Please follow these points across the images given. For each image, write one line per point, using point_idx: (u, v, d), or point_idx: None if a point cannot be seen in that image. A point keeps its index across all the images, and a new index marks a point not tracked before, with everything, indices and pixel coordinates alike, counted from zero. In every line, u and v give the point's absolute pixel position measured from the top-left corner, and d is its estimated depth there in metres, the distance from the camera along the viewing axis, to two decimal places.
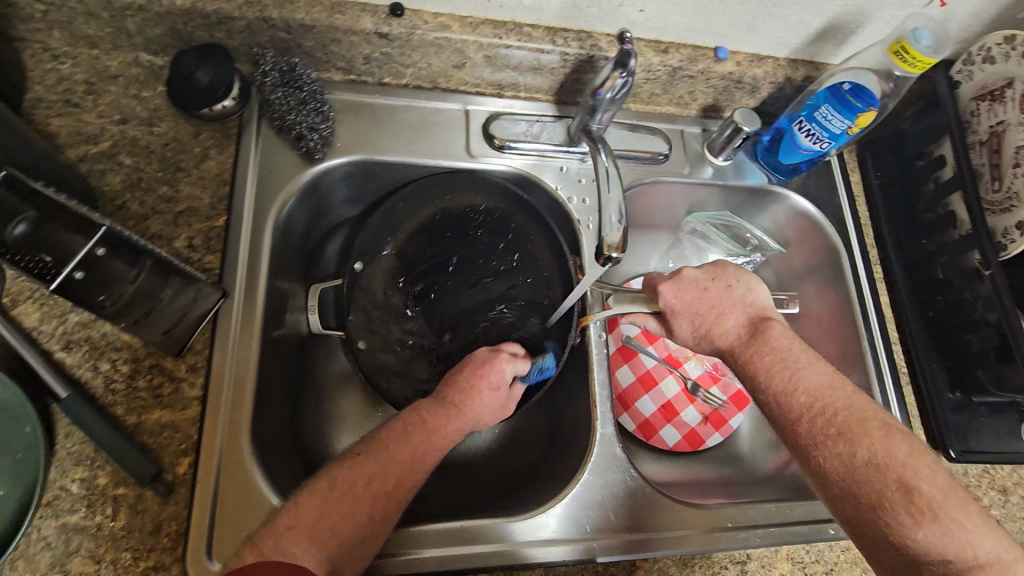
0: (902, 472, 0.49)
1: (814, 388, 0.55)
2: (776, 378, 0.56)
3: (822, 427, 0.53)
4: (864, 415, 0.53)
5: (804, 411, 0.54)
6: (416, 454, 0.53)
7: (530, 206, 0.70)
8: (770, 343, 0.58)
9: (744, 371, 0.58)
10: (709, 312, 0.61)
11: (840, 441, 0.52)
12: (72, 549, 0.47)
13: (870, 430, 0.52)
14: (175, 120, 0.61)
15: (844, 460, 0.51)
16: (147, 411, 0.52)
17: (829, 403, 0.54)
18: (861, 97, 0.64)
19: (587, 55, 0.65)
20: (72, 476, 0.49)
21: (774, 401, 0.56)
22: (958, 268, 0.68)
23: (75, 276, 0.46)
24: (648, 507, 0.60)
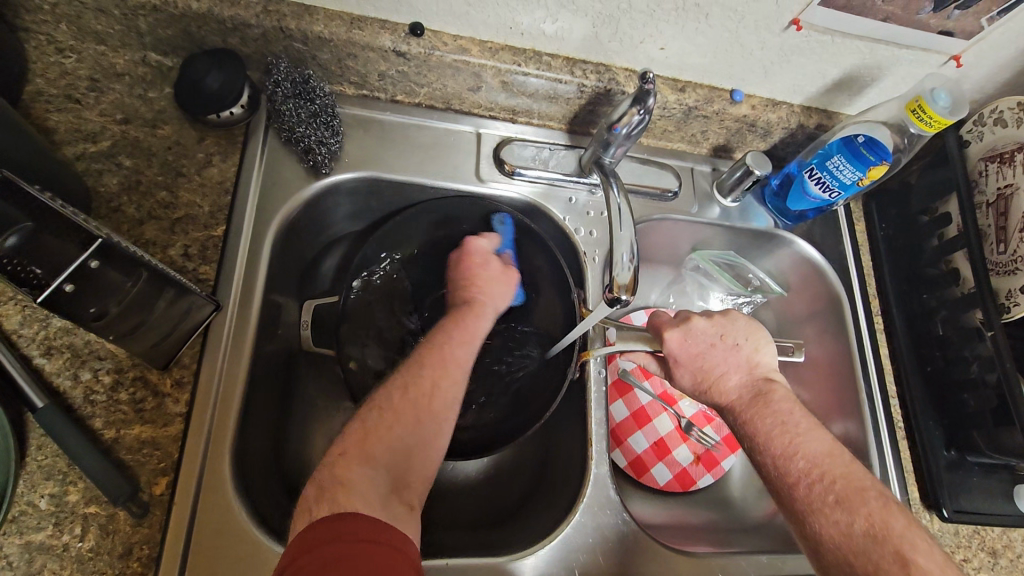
0: (898, 545, 0.48)
1: (813, 454, 0.54)
2: (776, 440, 0.55)
3: (820, 494, 0.52)
4: (862, 484, 0.52)
5: (802, 475, 0.53)
6: (444, 347, 0.57)
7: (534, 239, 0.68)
8: (772, 406, 0.58)
9: (744, 431, 0.58)
10: (713, 368, 0.61)
11: (838, 509, 0.51)
12: (35, 570, 0.45)
13: (868, 499, 0.51)
14: (180, 123, 0.59)
15: (839, 528, 0.50)
16: (126, 426, 0.49)
17: (828, 470, 0.53)
18: (873, 151, 0.64)
19: (603, 89, 0.65)
20: (41, 491, 0.46)
21: (770, 462, 0.55)
22: (959, 325, 0.68)
23: (66, 288, 0.43)
24: (636, 553, 0.59)
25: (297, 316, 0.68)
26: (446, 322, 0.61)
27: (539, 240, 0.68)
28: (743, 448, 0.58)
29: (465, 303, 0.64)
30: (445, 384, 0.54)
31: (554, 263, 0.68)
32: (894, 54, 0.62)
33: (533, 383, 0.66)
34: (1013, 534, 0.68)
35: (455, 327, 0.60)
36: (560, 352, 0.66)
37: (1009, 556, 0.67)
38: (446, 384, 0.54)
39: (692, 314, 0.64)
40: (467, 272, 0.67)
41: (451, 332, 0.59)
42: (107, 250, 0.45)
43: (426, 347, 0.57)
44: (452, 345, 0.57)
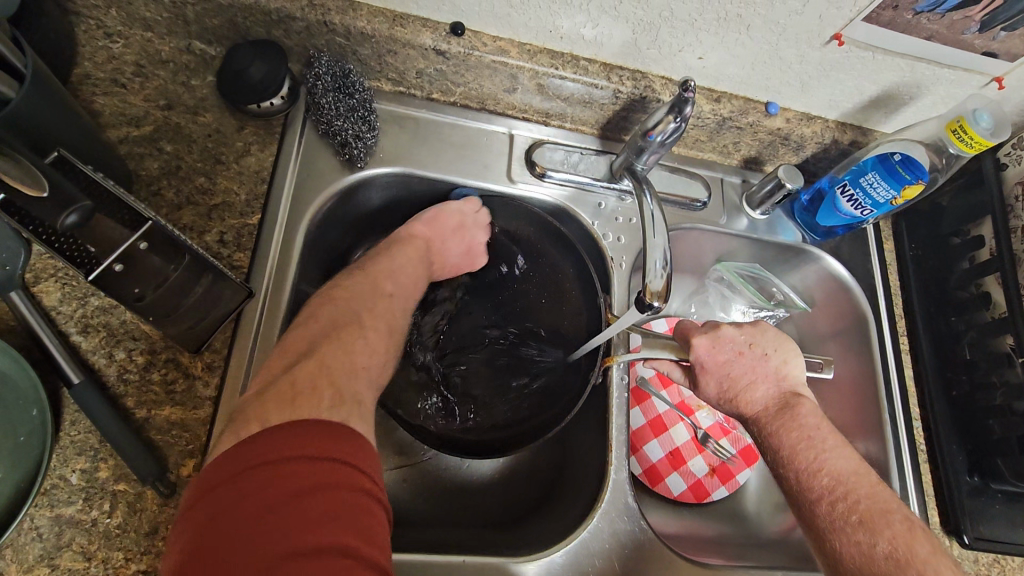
0: (921, 571, 0.47)
1: (839, 472, 0.54)
2: (802, 455, 0.55)
3: (842, 513, 0.52)
4: (887, 506, 0.52)
5: (826, 492, 0.53)
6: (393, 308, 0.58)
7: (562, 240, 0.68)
8: (799, 419, 0.57)
9: (767, 443, 0.58)
10: (740, 377, 0.61)
11: (860, 529, 0.50)
12: (64, 543, 0.45)
13: (893, 520, 0.50)
14: (221, 111, 0.60)
15: (861, 549, 0.49)
16: (157, 406, 0.50)
17: (853, 489, 0.53)
18: (909, 169, 0.63)
19: (639, 96, 0.65)
20: (73, 466, 0.47)
21: (794, 477, 0.55)
22: (987, 350, 0.68)
23: (115, 268, 0.44)
24: (651, 561, 0.59)
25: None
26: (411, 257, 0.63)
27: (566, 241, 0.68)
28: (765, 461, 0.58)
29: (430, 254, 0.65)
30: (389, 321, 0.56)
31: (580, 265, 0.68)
32: (935, 74, 0.62)
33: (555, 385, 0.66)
34: None
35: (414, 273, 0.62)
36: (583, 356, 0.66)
37: None
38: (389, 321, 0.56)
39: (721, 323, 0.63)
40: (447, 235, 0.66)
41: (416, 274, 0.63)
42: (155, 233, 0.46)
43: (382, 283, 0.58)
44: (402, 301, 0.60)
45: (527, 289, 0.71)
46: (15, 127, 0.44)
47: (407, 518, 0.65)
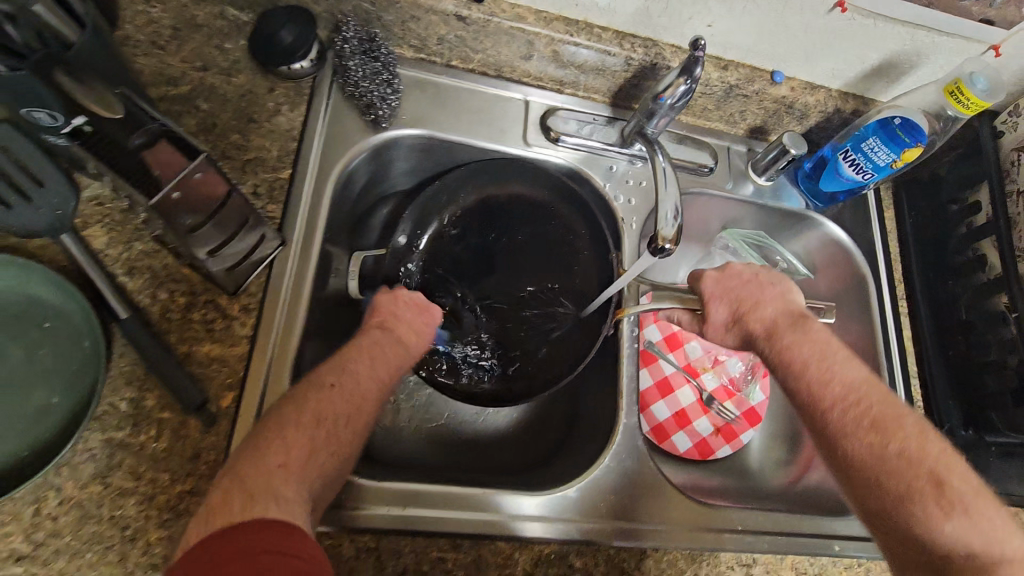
0: (933, 467, 0.51)
1: (850, 381, 0.56)
2: (814, 366, 0.57)
3: (855, 417, 0.54)
4: (896, 411, 0.54)
5: (838, 399, 0.55)
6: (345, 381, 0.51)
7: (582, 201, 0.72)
8: (810, 334, 0.59)
9: (779, 359, 0.59)
10: (749, 299, 0.63)
11: (872, 432, 0.53)
12: (115, 464, 0.49)
13: (903, 424, 0.53)
14: (253, 73, 0.63)
15: (872, 450, 0.52)
16: (197, 343, 0.53)
17: (864, 395, 0.55)
18: (909, 133, 0.65)
19: (649, 63, 0.68)
20: (121, 395, 0.51)
21: (807, 388, 0.57)
22: (982, 310, 0.71)
23: (173, 195, 0.46)
24: (661, 500, 0.62)
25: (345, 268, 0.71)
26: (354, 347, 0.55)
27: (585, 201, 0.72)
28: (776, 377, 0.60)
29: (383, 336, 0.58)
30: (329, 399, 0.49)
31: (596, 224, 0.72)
32: (934, 42, 0.65)
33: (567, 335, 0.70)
34: None
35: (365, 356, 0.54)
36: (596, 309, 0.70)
37: None
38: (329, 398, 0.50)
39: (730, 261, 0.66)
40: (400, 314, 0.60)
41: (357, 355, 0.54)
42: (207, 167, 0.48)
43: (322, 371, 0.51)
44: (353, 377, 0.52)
45: (542, 247, 0.74)
46: (93, 69, 0.45)
47: (432, 459, 0.69)
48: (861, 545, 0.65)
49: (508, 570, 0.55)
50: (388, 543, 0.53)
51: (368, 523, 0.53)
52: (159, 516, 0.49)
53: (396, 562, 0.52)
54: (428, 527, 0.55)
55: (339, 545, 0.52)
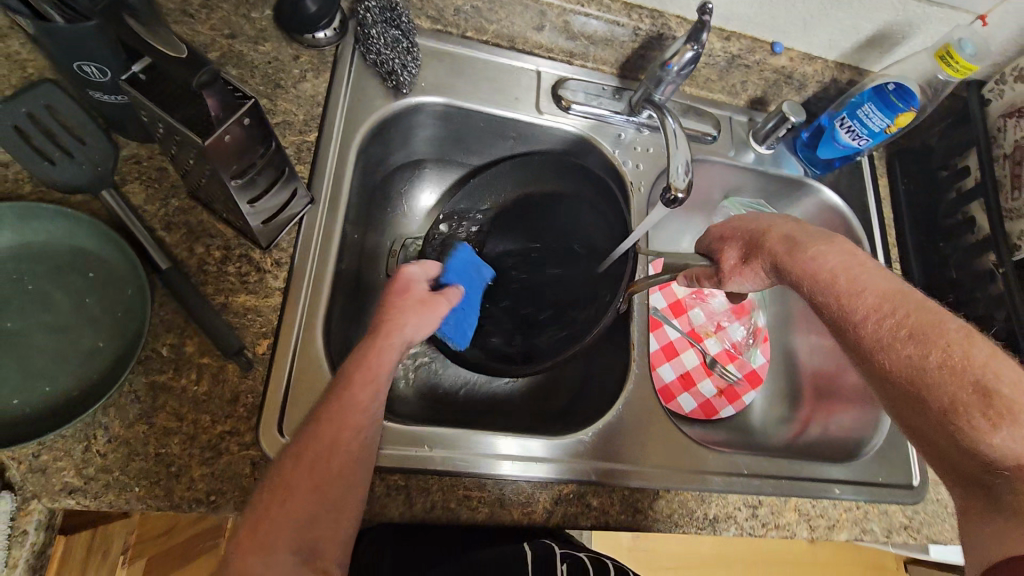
0: (981, 375, 0.44)
1: (881, 291, 0.51)
2: (836, 278, 0.53)
3: (889, 329, 0.49)
4: (938, 318, 0.48)
5: (870, 310, 0.51)
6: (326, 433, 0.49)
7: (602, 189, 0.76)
8: (828, 246, 0.56)
9: (792, 275, 0.56)
10: (762, 225, 0.62)
11: (909, 342, 0.48)
12: (158, 405, 0.52)
13: (945, 329, 0.47)
14: (279, 42, 0.66)
15: (921, 363, 0.47)
16: (233, 294, 0.56)
17: (899, 304, 0.50)
18: (903, 98, 0.70)
19: (656, 33, 0.71)
20: (162, 341, 0.53)
21: (831, 301, 0.53)
22: (971, 269, 0.75)
23: (225, 138, 0.44)
24: (674, 447, 0.65)
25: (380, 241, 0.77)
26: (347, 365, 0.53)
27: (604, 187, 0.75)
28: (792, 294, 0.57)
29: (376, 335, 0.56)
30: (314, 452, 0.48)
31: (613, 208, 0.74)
32: (924, 12, 0.68)
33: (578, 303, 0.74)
34: None
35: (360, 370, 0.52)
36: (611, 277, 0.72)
37: None
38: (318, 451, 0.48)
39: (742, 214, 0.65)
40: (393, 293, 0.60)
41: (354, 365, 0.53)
42: (257, 113, 0.46)
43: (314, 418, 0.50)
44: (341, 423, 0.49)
45: (569, 236, 0.79)
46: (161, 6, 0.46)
47: (459, 417, 0.72)
48: (858, 489, 0.68)
49: (530, 507, 0.58)
50: (417, 482, 0.56)
51: (395, 462, 0.56)
52: (201, 454, 0.51)
53: (425, 498, 0.56)
54: (453, 466, 0.57)
55: (371, 483, 0.55)
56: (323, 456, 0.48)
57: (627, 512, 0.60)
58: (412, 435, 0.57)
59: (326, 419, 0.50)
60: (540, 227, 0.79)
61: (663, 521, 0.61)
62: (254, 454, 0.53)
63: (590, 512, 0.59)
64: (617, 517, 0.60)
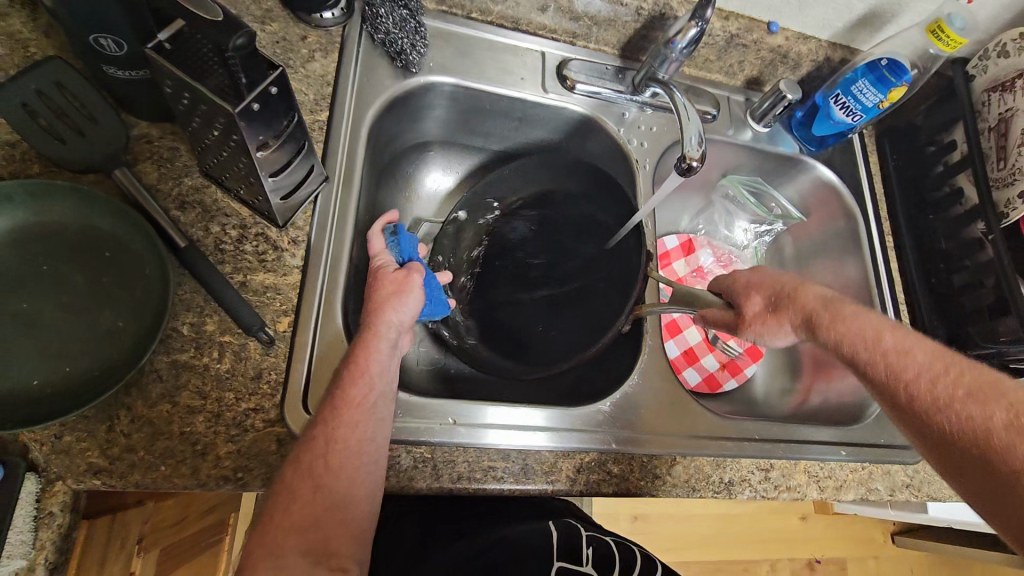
0: None
1: (928, 351, 0.52)
2: (884, 334, 0.53)
3: (947, 388, 0.49)
4: (994, 380, 0.49)
5: (924, 368, 0.51)
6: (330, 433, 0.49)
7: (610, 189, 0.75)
8: (866, 306, 0.56)
9: (837, 333, 0.55)
10: (792, 280, 0.60)
11: (970, 402, 0.48)
12: (181, 384, 0.51)
13: (1005, 391, 0.48)
14: (286, 22, 0.65)
15: (978, 422, 0.47)
16: (252, 272, 0.56)
17: (951, 365, 0.51)
18: (895, 73, 0.72)
19: (659, 12, 0.72)
20: (182, 320, 0.53)
21: (879, 359, 0.53)
22: (959, 239, 0.77)
23: (254, 106, 0.44)
24: (688, 415, 0.66)
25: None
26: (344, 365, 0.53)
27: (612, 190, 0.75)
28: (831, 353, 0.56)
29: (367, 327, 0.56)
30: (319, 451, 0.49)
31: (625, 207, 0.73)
32: None
33: (594, 288, 0.72)
34: None
35: (354, 371, 0.53)
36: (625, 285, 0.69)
37: None
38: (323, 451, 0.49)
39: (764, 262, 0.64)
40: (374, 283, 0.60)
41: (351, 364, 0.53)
42: (283, 82, 0.46)
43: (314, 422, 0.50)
44: (342, 425, 0.50)
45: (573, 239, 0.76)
46: None
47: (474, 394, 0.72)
48: (862, 451, 0.70)
49: (553, 476, 0.59)
50: (443, 453, 0.57)
51: (420, 435, 0.56)
52: (226, 431, 0.51)
53: (451, 469, 0.56)
54: (474, 441, 0.57)
55: (397, 456, 0.56)
56: (321, 454, 0.48)
57: (646, 478, 0.61)
58: (438, 408, 0.58)
59: (322, 422, 0.50)
60: (547, 237, 0.76)
61: (681, 485, 0.62)
62: (280, 430, 0.52)
63: (612, 479, 0.60)
64: (637, 483, 0.61)
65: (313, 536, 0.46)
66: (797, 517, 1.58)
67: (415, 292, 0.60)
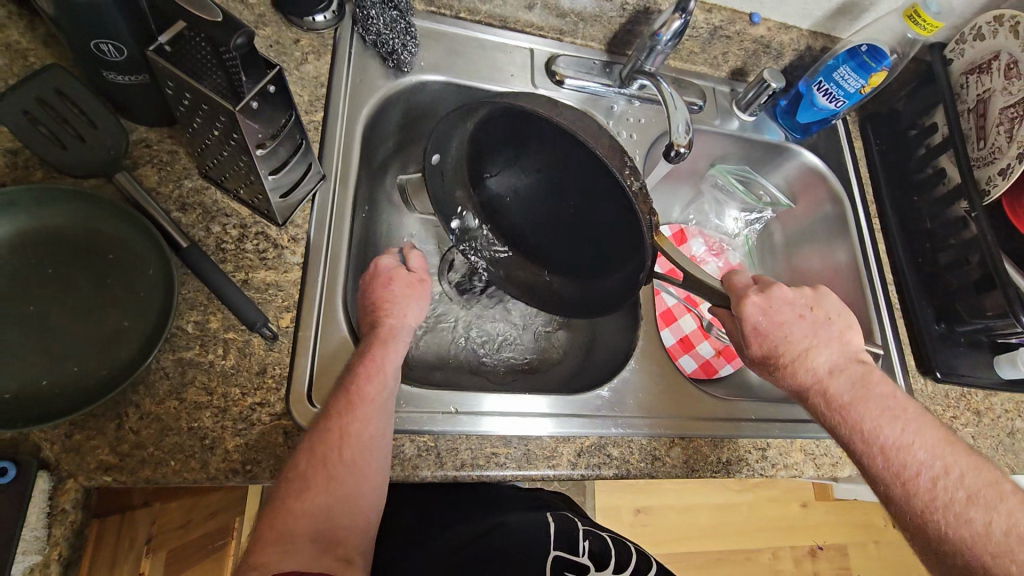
0: None
1: (930, 445, 0.55)
2: (887, 428, 0.56)
3: (947, 490, 0.54)
4: (991, 481, 0.54)
5: (925, 466, 0.55)
6: (335, 431, 0.50)
7: (549, 108, 0.53)
8: (871, 389, 0.58)
9: (842, 416, 0.58)
10: (798, 341, 0.60)
11: (971, 506, 0.53)
12: (187, 380, 0.52)
13: (1004, 495, 0.53)
14: (278, 26, 0.67)
15: (976, 526, 0.52)
16: (253, 270, 0.57)
17: (951, 464, 0.55)
18: (875, 59, 0.75)
19: (643, 7, 0.74)
20: (186, 318, 0.54)
21: (878, 451, 0.56)
22: (945, 219, 0.80)
23: (253, 104, 0.46)
24: (685, 398, 0.68)
25: (392, 224, 0.78)
26: (349, 371, 0.54)
27: (558, 118, 0.52)
28: (830, 430, 0.59)
29: (373, 328, 0.57)
30: (333, 451, 0.49)
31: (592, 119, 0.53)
32: None
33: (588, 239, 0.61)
34: (993, 399, 0.79)
35: (363, 367, 0.53)
36: (610, 228, 0.58)
37: (991, 416, 0.78)
38: (337, 449, 0.49)
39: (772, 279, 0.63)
40: (377, 294, 0.59)
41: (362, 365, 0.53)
42: (281, 81, 0.47)
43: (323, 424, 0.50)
44: (353, 421, 0.50)
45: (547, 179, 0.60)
46: None
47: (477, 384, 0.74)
48: None
49: (555, 461, 0.60)
50: (446, 442, 0.58)
51: (423, 424, 0.58)
52: (233, 426, 0.52)
53: (455, 457, 0.57)
54: (475, 429, 0.59)
55: (401, 445, 0.57)
56: (338, 444, 0.49)
57: (646, 460, 0.63)
58: (439, 399, 0.59)
59: (338, 411, 0.51)
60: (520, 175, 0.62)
61: (680, 466, 0.64)
62: (286, 423, 0.53)
63: (612, 462, 0.61)
64: (637, 466, 0.62)
65: (324, 518, 0.49)
66: (798, 505, 1.60)
67: (421, 303, 0.60)
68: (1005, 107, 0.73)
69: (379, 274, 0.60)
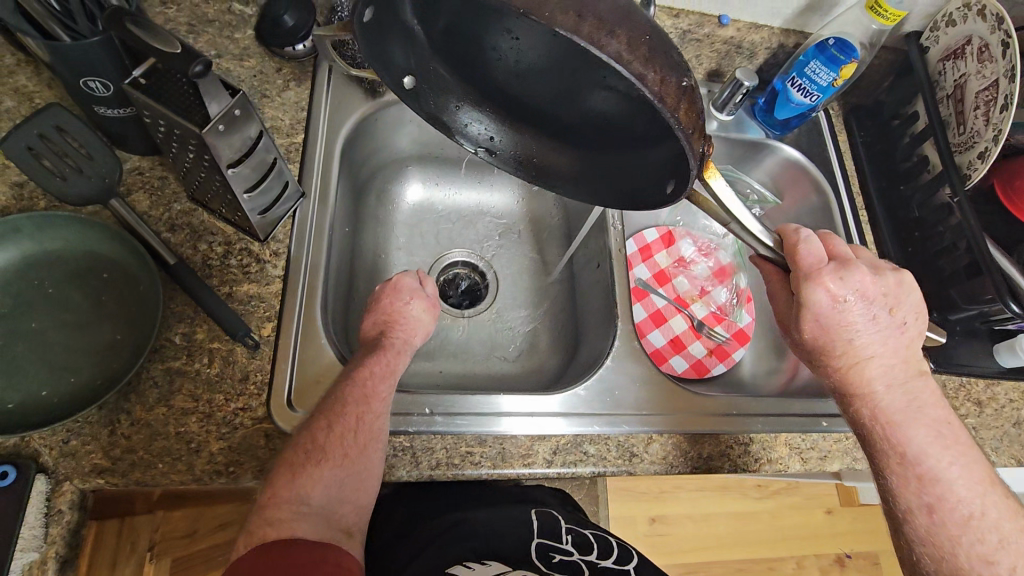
0: None
1: (973, 484, 0.55)
2: (935, 457, 0.56)
3: (977, 530, 0.54)
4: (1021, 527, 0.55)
5: (963, 505, 0.55)
6: (348, 423, 0.53)
7: (565, 16, 0.34)
8: (925, 412, 0.57)
9: (886, 430, 0.57)
10: (862, 345, 0.57)
11: (999, 549, 0.53)
12: (175, 388, 0.55)
13: None
14: (261, 57, 0.71)
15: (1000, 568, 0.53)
16: (237, 283, 0.60)
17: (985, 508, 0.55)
18: (844, 52, 0.75)
19: None
20: (174, 330, 0.57)
21: (916, 479, 0.56)
22: (931, 205, 0.79)
23: (219, 127, 0.49)
24: (667, 395, 0.68)
25: (379, 238, 0.83)
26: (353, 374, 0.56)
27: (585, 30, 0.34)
28: (867, 438, 0.59)
29: (377, 341, 0.60)
30: (347, 444, 0.52)
31: (631, 20, 0.36)
32: None
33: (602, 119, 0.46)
34: (996, 389, 0.77)
35: (376, 368, 0.57)
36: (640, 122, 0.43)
37: (994, 406, 0.76)
38: (352, 441, 0.53)
39: (852, 260, 0.58)
40: (385, 312, 0.62)
41: (373, 368, 0.57)
42: (246, 103, 0.51)
43: (336, 418, 0.53)
44: (369, 413, 0.54)
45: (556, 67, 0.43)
46: None
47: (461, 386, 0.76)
48: None
49: (530, 459, 0.61)
50: (421, 442, 0.60)
51: (399, 425, 0.60)
52: (218, 430, 0.55)
53: (430, 457, 0.59)
54: (451, 428, 0.60)
55: None
56: (352, 428, 0.53)
57: (623, 457, 0.63)
58: (416, 400, 0.61)
59: (354, 401, 0.54)
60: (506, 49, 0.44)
61: (659, 462, 0.64)
62: (267, 426, 0.56)
63: (589, 459, 0.62)
64: (615, 463, 0.63)
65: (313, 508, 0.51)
66: (822, 512, 1.55)
67: (427, 312, 0.63)
68: (980, 90, 0.72)
69: (398, 290, 0.63)
